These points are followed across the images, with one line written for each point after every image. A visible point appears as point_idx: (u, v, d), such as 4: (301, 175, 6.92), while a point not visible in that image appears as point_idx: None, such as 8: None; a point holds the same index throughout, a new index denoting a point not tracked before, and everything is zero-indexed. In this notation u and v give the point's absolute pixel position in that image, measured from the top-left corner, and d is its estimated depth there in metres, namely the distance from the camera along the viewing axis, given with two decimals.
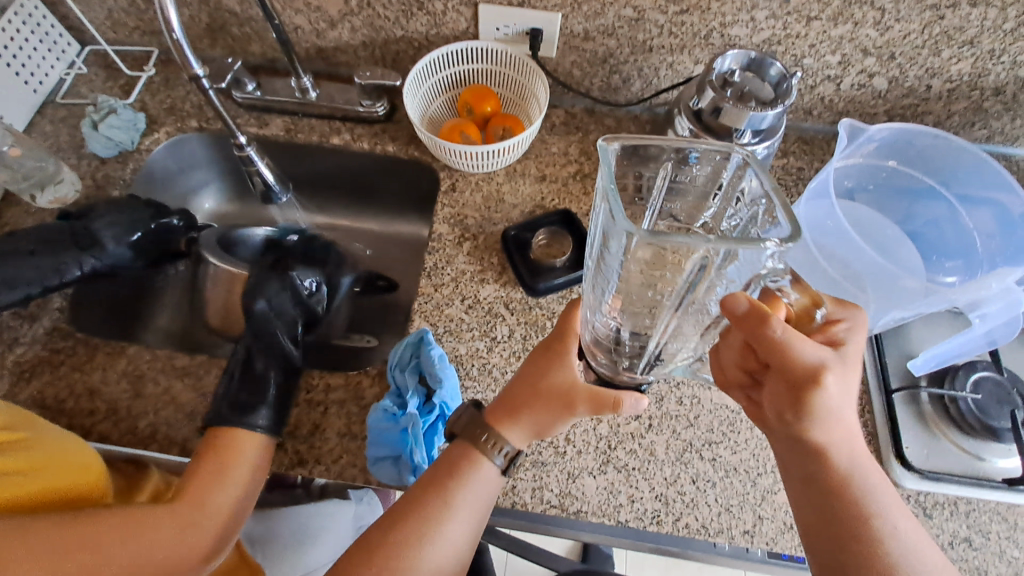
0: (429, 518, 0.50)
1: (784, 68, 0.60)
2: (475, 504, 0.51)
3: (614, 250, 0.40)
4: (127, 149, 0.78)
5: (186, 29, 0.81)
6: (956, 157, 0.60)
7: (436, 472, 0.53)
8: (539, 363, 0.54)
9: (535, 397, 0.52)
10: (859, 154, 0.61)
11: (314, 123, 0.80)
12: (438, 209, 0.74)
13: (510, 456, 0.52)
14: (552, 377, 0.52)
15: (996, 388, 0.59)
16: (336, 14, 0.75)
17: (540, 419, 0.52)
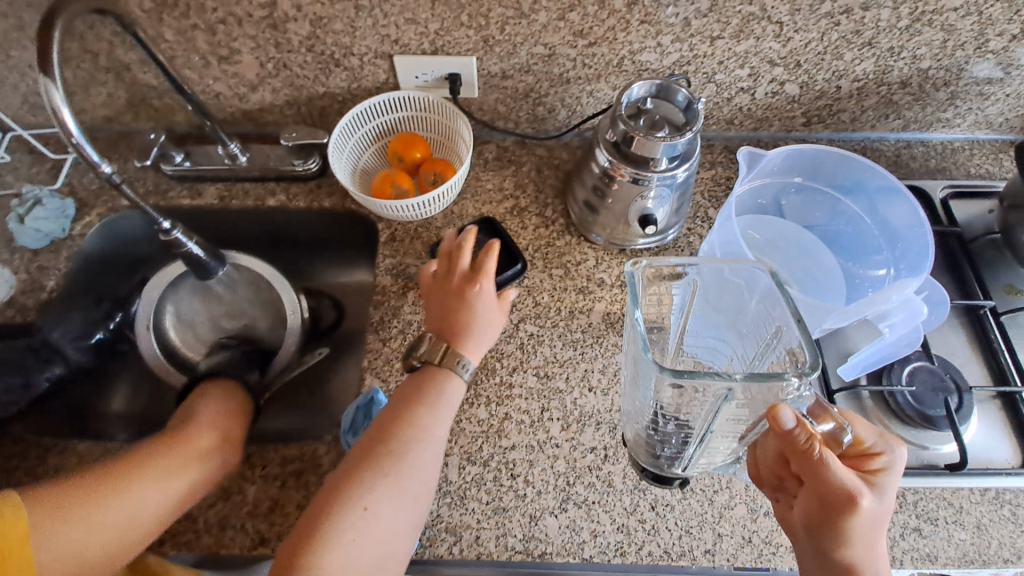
0: (405, 438, 0.55)
1: (689, 93, 0.62)
2: (445, 406, 0.57)
3: (650, 379, 0.46)
4: (59, 236, 0.77)
5: (106, 107, 0.80)
6: (853, 167, 0.62)
7: (392, 408, 0.57)
8: (447, 289, 0.63)
9: (464, 311, 0.61)
10: (764, 174, 0.63)
11: (247, 187, 0.80)
12: (379, 261, 0.74)
13: (471, 368, 0.59)
14: (468, 290, 0.62)
15: (930, 376, 0.62)
16: (255, 78, 0.74)
17: (482, 329, 0.61)
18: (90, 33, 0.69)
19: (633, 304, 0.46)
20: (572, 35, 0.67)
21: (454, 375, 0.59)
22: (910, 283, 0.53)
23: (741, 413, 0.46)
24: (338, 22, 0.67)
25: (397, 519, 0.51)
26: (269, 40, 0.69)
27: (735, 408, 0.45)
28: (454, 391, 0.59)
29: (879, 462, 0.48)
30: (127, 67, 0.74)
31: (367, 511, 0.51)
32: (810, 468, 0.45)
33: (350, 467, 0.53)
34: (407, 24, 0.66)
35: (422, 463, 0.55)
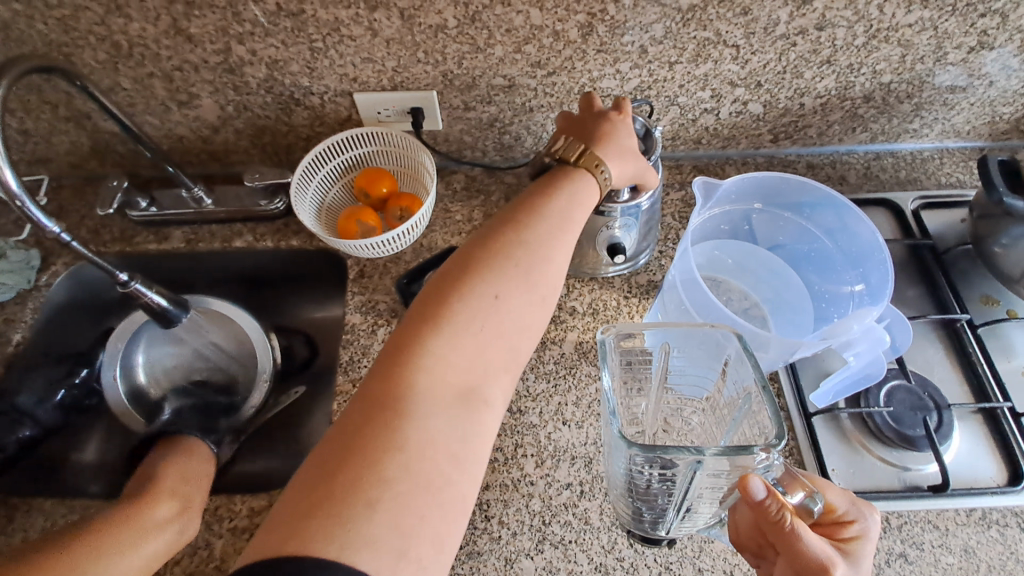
0: (560, 209, 0.54)
1: (645, 122, 0.63)
2: (580, 204, 0.56)
3: (621, 448, 0.46)
4: (24, 289, 0.76)
5: (71, 155, 0.79)
6: (810, 190, 0.61)
7: (535, 194, 0.55)
8: (581, 130, 0.60)
9: (604, 129, 0.59)
10: (723, 203, 0.62)
11: (214, 229, 0.79)
12: (348, 298, 0.73)
13: (608, 178, 0.57)
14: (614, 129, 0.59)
15: (907, 395, 0.61)
16: (217, 121, 0.74)
17: (621, 132, 0.59)
18: (47, 85, 0.69)
19: (604, 371, 0.48)
20: (530, 66, 0.67)
21: (592, 176, 0.57)
22: (873, 312, 0.52)
23: (715, 481, 0.46)
24: (294, 64, 0.66)
25: (519, 319, 0.50)
26: (227, 84, 0.69)
27: (707, 475, 0.45)
28: (590, 193, 0.57)
29: (852, 531, 0.47)
30: (88, 115, 0.73)
31: (497, 300, 0.48)
32: (782, 537, 0.43)
33: (442, 291, 0.48)
34: (364, 62, 0.66)
35: (513, 330, 0.50)
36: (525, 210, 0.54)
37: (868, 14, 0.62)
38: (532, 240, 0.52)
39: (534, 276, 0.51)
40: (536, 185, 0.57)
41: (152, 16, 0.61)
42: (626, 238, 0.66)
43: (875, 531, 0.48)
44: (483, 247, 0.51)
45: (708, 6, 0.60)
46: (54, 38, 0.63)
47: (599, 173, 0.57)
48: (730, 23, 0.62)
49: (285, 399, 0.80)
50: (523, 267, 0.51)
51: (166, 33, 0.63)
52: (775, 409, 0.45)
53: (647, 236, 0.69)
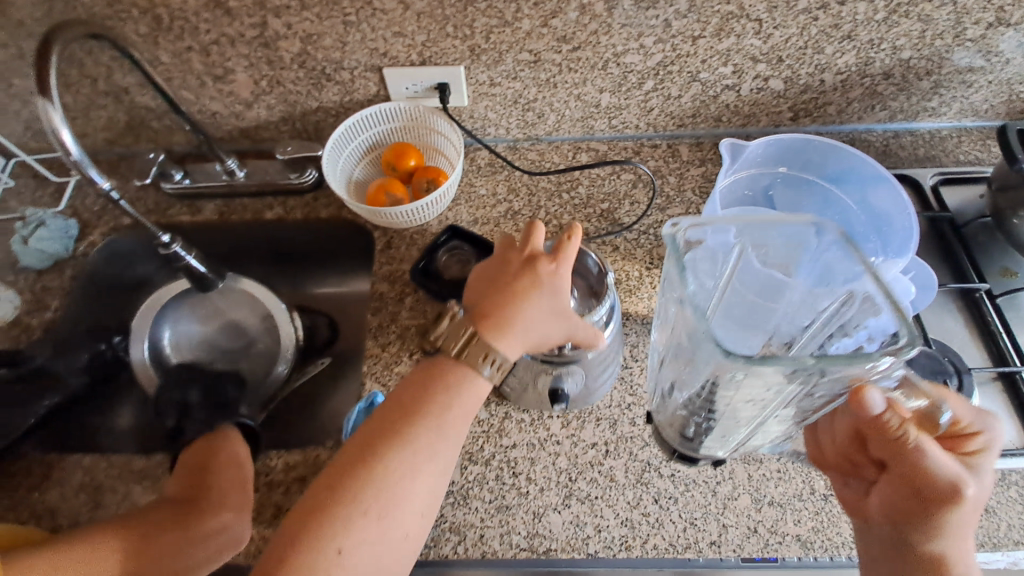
0: (425, 435, 0.49)
1: (599, 259, 0.58)
2: (461, 410, 0.50)
3: (708, 366, 0.45)
4: (63, 257, 0.78)
5: (107, 130, 0.82)
6: (839, 157, 0.63)
7: (426, 376, 0.50)
8: (501, 279, 0.52)
9: (525, 290, 0.50)
10: (749, 165, 0.65)
11: (245, 202, 0.82)
12: (376, 268, 0.75)
13: (500, 366, 0.50)
14: (543, 284, 0.51)
15: (929, 361, 0.62)
16: (250, 96, 0.76)
17: (537, 294, 0.51)
18: (88, 59, 0.71)
19: (683, 276, 0.47)
20: (556, 40, 0.68)
21: (479, 376, 0.50)
22: (901, 262, 0.54)
23: (812, 395, 0.46)
24: (328, 38, 0.68)
25: (376, 557, 0.45)
26: (262, 58, 0.71)
27: (797, 392, 0.45)
28: (476, 396, 0.51)
29: (977, 443, 0.47)
30: (125, 90, 0.76)
31: (341, 554, 0.44)
32: (900, 446, 0.46)
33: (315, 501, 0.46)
34: (395, 37, 0.68)
35: (380, 563, 0.46)
36: (411, 398, 0.50)
37: None
38: (403, 461, 0.47)
39: (414, 482, 0.48)
40: (412, 378, 0.51)
41: None
42: (570, 385, 0.58)
43: (998, 441, 0.48)
44: (358, 445, 0.48)
45: None
46: (99, 11, 0.65)
47: (487, 372, 0.50)
48: None
49: (313, 368, 0.83)
50: (382, 494, 0.46)
51: (206, 7, 0.65)
52: (899, 311, 0.43)
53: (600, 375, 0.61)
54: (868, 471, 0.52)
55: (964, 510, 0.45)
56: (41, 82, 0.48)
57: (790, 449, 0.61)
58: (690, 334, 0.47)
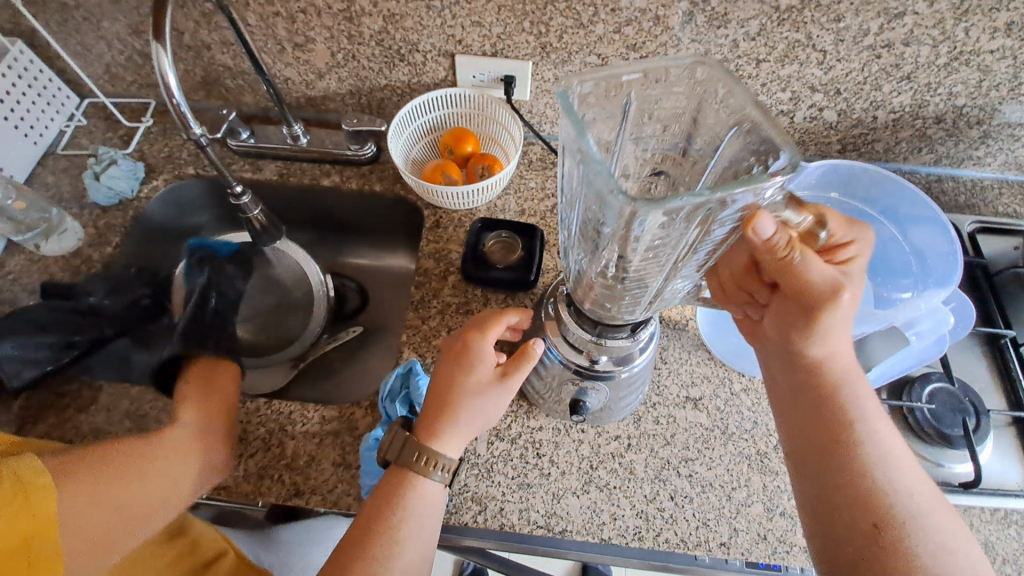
0: (382, 546, 0.51)
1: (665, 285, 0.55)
2: (418, 517, 0.53)
3: (629, 217, 0.40)
4: (127, 197, 0.82)
5: (183, 83, 0.86)
6: (894, 191, 0.65)
7: (377, 497, 0.53)
8: (449, 368, 0.57)
9: (463, 387, 0.55)
10: (802, 186, 0.68)
11: (304, 167, 0.85)
12: (423, 244, 0.78)
13: (447, 468, 0.54)
14: (475, 375, 0.56)
15: (949, 397, 0.64)
16: (324, 67, 0.80)
17: (475, 405, 0.55)
18: (180, 12, 0.74)
19: (571, 113, 0.38)
20: (626, 47, 0.71)
21: (427, 479, 0.54)
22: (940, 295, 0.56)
23: (713, 228, 0.44)
24: (409, 19, 0.72)
25: None
26: (343, 32, 0.74)
27: (706, 220, 0.42)
28: (433, 496, 0.54)
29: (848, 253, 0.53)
30: (208, 46, 0.79)
31: None
32: (785, 272, 0.49)
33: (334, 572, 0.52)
34: (472, 26, 0.71)
35: None
36: (376, 511, 0.53)
37: (954, 36, 0.66)
38: (411, 535, 0.52)
39: (422, 538, 0.53)
40: (374, 497, 0.54)
41: None
42: (593, 400, 0.59)
43: (869, 247, 0.54)
44: (365, 527, 0.52)
45: (805, 9, 0.64)
46: None
47: (429, 474, 0.54)
48: (822, 27, 0.66)
49: (344, 335, 0.84)
50: None
51: None
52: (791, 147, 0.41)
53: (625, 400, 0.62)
54: (762, 297, 0.57)
55: (843, 317, 0.50)
56: (157, 35, 0.53)
57: None
58: (587, 183, 0.41)
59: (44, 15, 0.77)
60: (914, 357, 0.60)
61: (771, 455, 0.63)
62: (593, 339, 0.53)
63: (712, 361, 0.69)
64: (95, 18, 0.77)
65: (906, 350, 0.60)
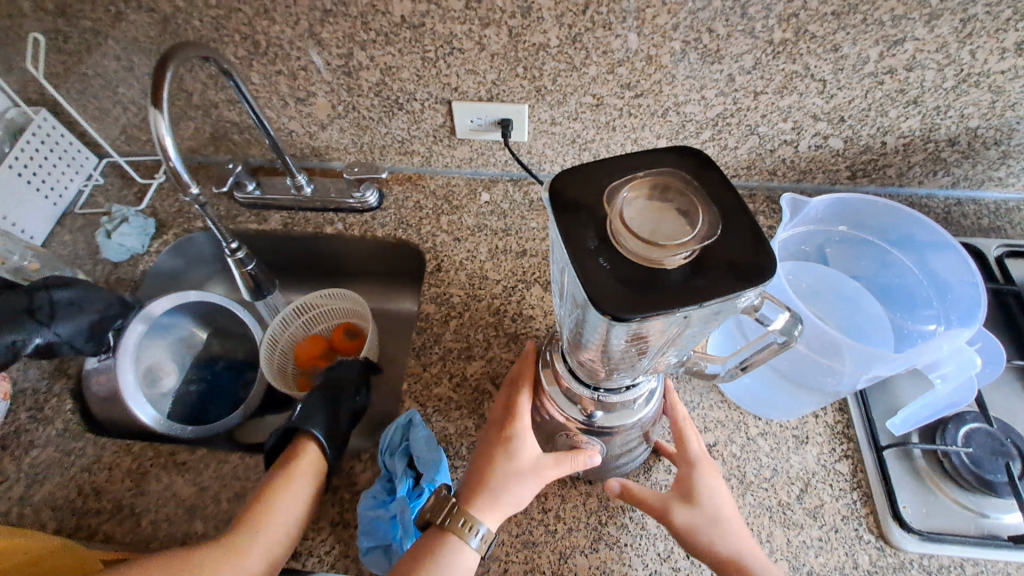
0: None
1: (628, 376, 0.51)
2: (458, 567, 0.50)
3: (603, 328, 0.39)
4: (138, 252, 0.84)
5: (192, 140, 0.89)
6: (905, 220, 0.61)
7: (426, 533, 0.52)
8: (494, 446, 0.55)
9: (504, 470, 0.53)
10: (808, 220, 0.62)
11: (309, 216, 0.86)
12: (424, 289, 0.78)
13: (483, 536, 0.51)
14: (515, 455, 0.54)
15: (988, 439, 0.59)
16: (326, 119, 0.82)
17: (512, 489, 0.52)
18: (189, 76, 0.78)
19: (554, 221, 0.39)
20: (620, 87, 0.71)
21: (465, 545, 0.51)
22: (962, 332, 0.48)
23: (696, 330, 0.41)
24: (405, 71, 0.73)
25: None
26: (342, 85, 0.76)
27: (692, 326, 0.40)
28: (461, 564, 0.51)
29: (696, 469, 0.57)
30: (216, 105, 0.82)
31: None
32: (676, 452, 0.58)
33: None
34: (467, 74, 0.72)
35: None
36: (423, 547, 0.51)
37: (959, 59, 0.63)
38: None
39: None
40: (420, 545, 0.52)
41: (292, 21, 0.69)
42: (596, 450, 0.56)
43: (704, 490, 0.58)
44: None
45: (800, 41, 0.63)
46: (206, 34, 0.72)
47: (465, 539, 0.51)
48: (819, 58, 0.64)
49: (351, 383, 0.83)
50: None
51: (300, 37, 0.70)
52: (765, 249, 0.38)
53: (630, 458, 0.59)
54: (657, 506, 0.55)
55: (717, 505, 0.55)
56: (611, 188, 0.39)
57: (833, 518, 0.58)
58: (571, 284, 0.40)
59: (66, 84, 0.81)
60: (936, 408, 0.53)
61: (794, 506, 0.59)
62: (591, 395, 0.50)
63: (725, 404, 0.65)
64: (112, 85, 0.81)
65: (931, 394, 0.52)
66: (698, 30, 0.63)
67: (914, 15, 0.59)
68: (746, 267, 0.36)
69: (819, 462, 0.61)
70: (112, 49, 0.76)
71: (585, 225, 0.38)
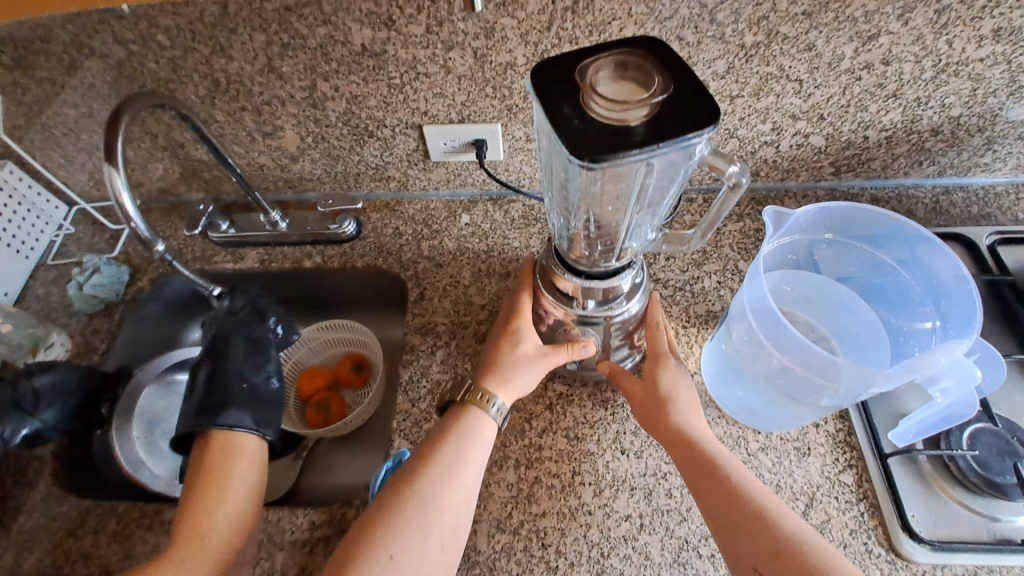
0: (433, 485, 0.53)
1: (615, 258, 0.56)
2: (463, 468, 0.54)
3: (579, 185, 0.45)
4: (113, 301, 0.82)
5: (162, 180, 0.87)
6: (893, 223, 0.58)
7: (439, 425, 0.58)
8: (500, 342, 0.61)
9: (511, 359, 0.60)
10: (793, 230, 0.60)
11: (286, 251, 0.84)
12: (409, 319, 0.76)
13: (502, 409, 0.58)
14: (520, 346, 0.60)
15: (994, 439, 0.57)
16: (296, 150, 0.80)
17: (519, 372, 0.59)
18: (151, 118, 0.76)
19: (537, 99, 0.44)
20: None
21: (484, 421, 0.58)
22: (959, 344, 0.47)
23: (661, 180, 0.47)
24: (372, 99, 0.71)
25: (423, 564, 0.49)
26: (309, 117, 0.74)
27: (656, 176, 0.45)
28: (461, 457, 0.55)
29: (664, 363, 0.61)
30: (182, 145, 0.80)
31: (393, 560, 0.48)
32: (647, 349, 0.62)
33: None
34: (435, 98, 0.70)
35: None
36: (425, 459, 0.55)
37: (937, 49, 0.62)
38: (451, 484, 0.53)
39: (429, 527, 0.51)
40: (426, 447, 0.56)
41: (250, 57, 0.67)
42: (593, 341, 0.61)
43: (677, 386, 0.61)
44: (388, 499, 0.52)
45: (773, 43, 0.61)
46: (163, 75, 0.69)
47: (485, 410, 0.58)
48: (793, 58, 0.63)
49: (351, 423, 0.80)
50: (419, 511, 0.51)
51: (260, 72, 0.68)
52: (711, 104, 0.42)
53: (619, 354, 0.65)
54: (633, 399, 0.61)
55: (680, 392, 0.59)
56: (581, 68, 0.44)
57: (841, 532, 0.56)
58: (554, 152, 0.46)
59: (26, 135, 0.79)
60: (935, 419, 0.51)
61: None
62: (578, 282, 0.55)
63: (723, 420, 0.64)
64: (74, 133, 0.79)
65: (928, 407, 0.51)
66: (668, 38, 0.61)
67: (887, 9, 0.58)
68: (695, 119, 0.41)
69: (823, 475, 0.59)
70: (70, 97, 0.73)
71: (561, 101, 0.43)
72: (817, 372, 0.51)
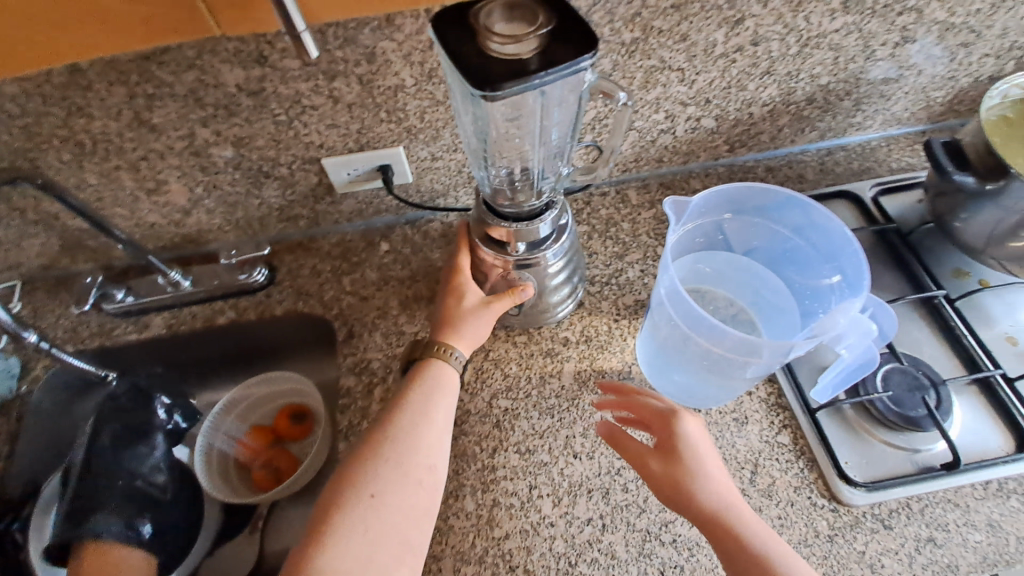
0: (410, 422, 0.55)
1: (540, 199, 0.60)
2: (436, 409, 0.57)
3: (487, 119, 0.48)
4: (4, 399, 0.74)
5: (41, 257, 0.78)
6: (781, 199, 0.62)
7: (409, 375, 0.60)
8: (447, 300, 0.64)
9: (461, 312, 0.62)
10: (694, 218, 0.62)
11: (196, 311, 0.78)
12: (340, 360, 0.72)
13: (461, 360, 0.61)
14: (467, 298, 0.63)
15: (903, 377, 0.62)
16: (188, 203, 0.74)
17: (470, 324, 0.62)
18: (14, 192, 0.68)
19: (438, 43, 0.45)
20: None
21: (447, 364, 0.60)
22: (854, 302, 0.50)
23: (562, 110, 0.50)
24: (260, 139, 0.67)
25: (404, 500, 0.51)
26: (194, 167, 0.69)
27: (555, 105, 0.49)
28: (428, 397, 0.58)
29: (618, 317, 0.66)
30: (56, 216, 0.73)
31: (374, 498, 0.50)
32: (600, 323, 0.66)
33: (293, 557, 0.48)
34: (328, 129, 0.68)
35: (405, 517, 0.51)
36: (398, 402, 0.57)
37: (797, 26, 0.66)
38: (426, 424, 0.55)
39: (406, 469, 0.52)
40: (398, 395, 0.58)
41: (113, 113, 0.61)
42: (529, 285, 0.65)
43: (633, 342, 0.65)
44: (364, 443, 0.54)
45: (649, 37, 0.63)
46: (16, 145, 0.62)
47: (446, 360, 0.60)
48: (671, 49, 0.65)
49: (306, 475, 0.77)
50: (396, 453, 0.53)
51: (129, 127, 0.63)
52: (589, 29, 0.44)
53: (557, 297, 0.68)
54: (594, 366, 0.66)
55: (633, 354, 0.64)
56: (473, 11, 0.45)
57: (787, 492, 0.59)
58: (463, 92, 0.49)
59: None
60: (845, 373, 0.55)
61: (749, 491, 0.59)
62: (509, 227, 0.57)
63: None
64: None
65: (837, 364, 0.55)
66: None
67: None
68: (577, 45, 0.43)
69: (763, 440, 0.62)
70: None
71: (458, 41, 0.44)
72: (736, 350, 0.53)
